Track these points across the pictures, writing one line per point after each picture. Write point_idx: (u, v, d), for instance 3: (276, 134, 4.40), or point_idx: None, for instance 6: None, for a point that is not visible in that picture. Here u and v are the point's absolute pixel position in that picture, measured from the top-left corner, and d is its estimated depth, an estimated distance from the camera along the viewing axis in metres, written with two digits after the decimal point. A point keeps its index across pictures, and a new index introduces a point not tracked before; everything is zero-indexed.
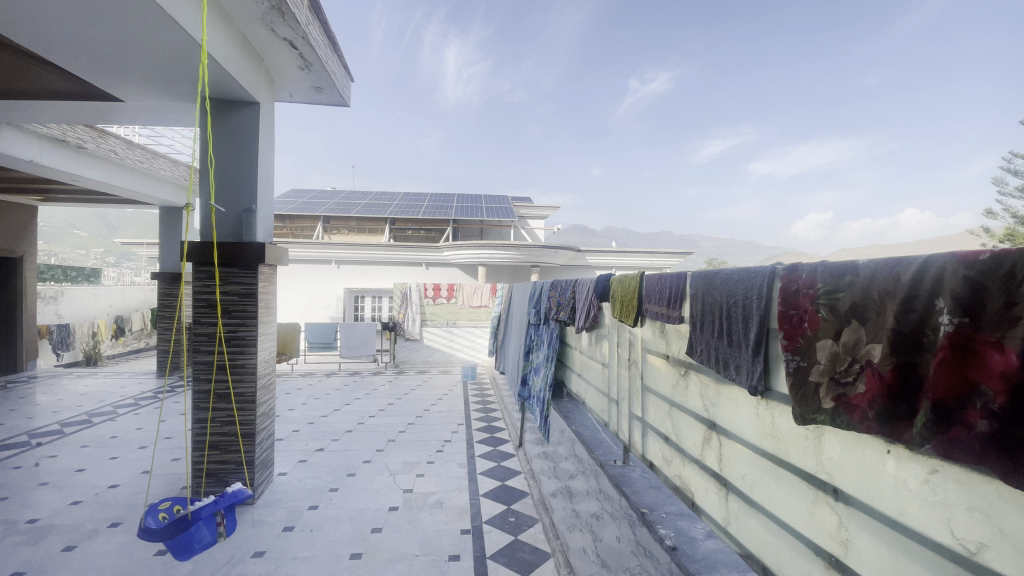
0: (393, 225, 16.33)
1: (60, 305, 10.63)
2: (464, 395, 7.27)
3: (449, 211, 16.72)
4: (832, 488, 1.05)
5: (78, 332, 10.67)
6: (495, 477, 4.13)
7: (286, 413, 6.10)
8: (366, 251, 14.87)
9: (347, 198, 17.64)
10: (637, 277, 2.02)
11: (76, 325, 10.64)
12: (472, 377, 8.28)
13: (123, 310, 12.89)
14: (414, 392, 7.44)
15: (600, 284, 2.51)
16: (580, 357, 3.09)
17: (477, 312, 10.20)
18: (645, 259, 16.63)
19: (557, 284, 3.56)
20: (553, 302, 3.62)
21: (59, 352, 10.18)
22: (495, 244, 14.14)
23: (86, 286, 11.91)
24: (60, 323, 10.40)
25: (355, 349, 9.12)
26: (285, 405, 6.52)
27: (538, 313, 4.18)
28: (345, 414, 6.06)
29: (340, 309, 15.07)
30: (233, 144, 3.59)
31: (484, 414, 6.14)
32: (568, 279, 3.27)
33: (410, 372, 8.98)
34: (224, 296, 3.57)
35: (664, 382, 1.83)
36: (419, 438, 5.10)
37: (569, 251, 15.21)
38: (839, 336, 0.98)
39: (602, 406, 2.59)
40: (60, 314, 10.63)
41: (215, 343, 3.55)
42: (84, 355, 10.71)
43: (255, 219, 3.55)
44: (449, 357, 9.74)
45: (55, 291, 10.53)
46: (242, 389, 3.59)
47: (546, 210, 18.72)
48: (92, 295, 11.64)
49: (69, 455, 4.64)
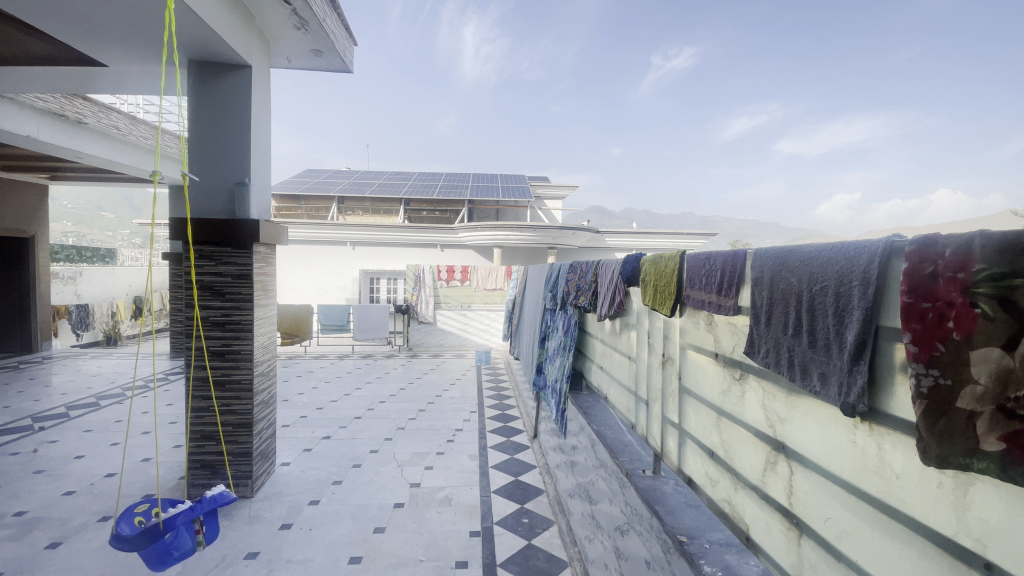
0: (407, 206, 16.06)
1: (79, 285, 10.62)
2: (477, 380, 7.02)
3: (464, 191, 16.38)
4: (981, 561, 0.73)
5: (98, 312, 10.69)
6: (509, 472, 3.86)
7: (295, 398, 5.92)
8: (381, 232, 14.68)
9: (361, 178, 17.39)
10: (678, 256, 1.67)
11: (95, 306, 10.64)
12: (486, 361, 8.03)
13: (142, 291, 12.98)
14: (426, 377, 7.21)
15: (628, 265, 2.16)
16: (603, 347, 2.77)
17: (492, 294, 9.90)
18: (665, 240, 16.09)
19: (576, 265, 3.23)
20: (571, 286, 3.28)
21: (79, 332, 10.17)
22: (511, 225, 13.78)
23: (104, 267, 11.96)
24: (79, 303, 10.39)
25: (367, 332, 8.92)
26: (295, 389, 6.36)
27: (555, 297, 3.87)
28: (354, 399, 5.87)
29: (355, 290, 14.98)
30: (223, 113, 3.29)
31: (498, 401, 5.87)
32: (589, 260, 2.93)
33: (423, 356, 8.78)
34: (217, 277, 3.30)
35: (709, 384, 1.50)
36: (429, 427, 4.85)
37: (587, 232, 14.77)
38: (1016, 346, 0.65)
39: (627, 405, 2.27)
40: (80, 295, 10.71)
41: (210, 327, 3.31)
42: (104, 335, 10.82)
43: (248, 193, 3.27)
44: (464, 341, 9.52)
45: (74, 272, 10.50)
46: (237, 377, 3.35)
47: (564, 189, 18.21)
48: (110, 275, 11.69)
49: (71, 441, 4.55)
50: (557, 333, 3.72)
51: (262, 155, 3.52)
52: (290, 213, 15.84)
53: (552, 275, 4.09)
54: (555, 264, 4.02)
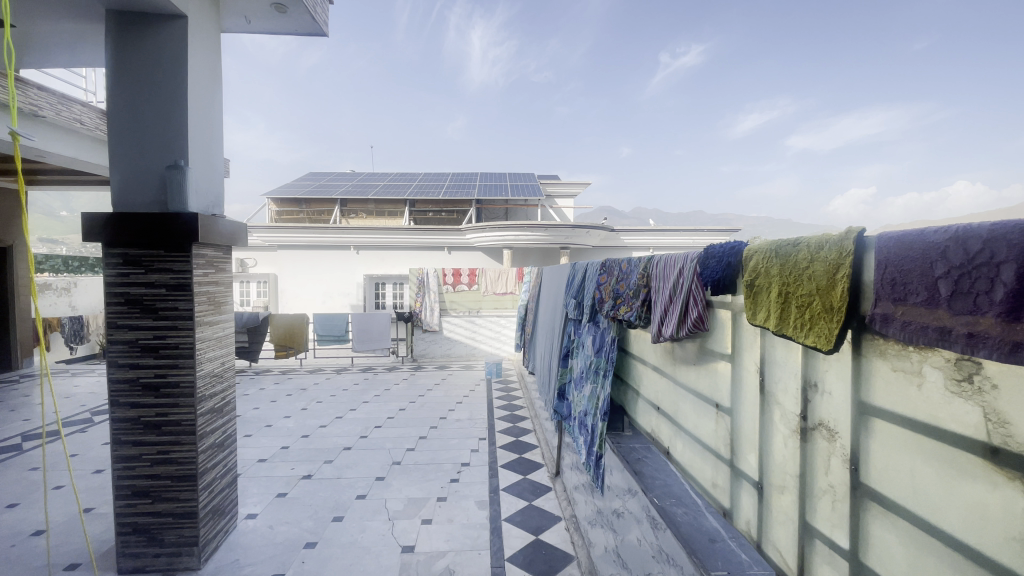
0: (412, 206, 15.33)
1: (72, 296, 10.03)
2: (487, 396, 6.23)
3: (471, 190, 15.66)
4: None
5: (91, 325, 10.10)
6: (527, 527, 3.05)
7: (279, 423, 5.18)
8: (386, 235, 14.00)
9: (365, 180, 16.74)
10: (852, 240, 0.89)
11: (87, 318, 10.05)
12: (497, 374, 7.23)
13: None
14: (430, 392, 6.43)
15: (711, 258, 1.39)
16: (654, 376, 1.98)
17: (502, 299, 9.09)
18: (685, 237, 15.22)
19: (610, 263, 2.46)
20: (605, 292, 2.49)
21: (70, 346, 9.58)
22: (522, 225, 13.01)
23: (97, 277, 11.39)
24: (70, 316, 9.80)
25: (367, 343, 8.17)
26: (282, 412, 5.62)
27: (580, 304, 3.10)
28: (347, 423, 5.12)
29: (360, 296, 14.33)
30: (153, 75, 2.56)
31: (511, 424, 5.07)
32: (631, 256, 2.16)
33: (428, 368, 8.02)
34: (149, 288, 2.57)
35: (961, 510, 0.73)
36: (430, 462, 4.06)
37: (601, 231, 13.95)
38: None
39: (710, 477, 1.49)
40: (75, 307, 10.15)
41: (140, 354, 2.58)
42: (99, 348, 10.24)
43: (185, 179, 2.54)
44: (472, 350, 8.75)
45: (68, 283, 9.93)
46: (176, 417, 2.61)
47: (576, 186, 17.39)
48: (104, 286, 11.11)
49: (10, 483, 3.86)
50: (583, 349, 2.95)
51: (206, 131, 2.79)
52: (292, 217, 15.24)
53: (574, 276, 3.33)
54: (579, 262, 3.26)
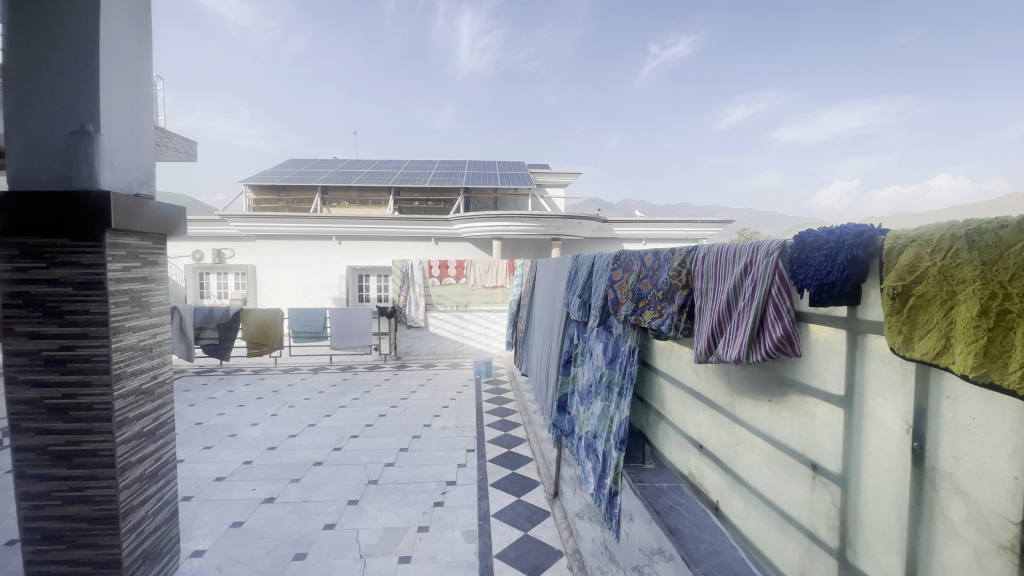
0: (397, 195, 14.73)
1: None
2: (476, 398, 5.75)
3: (459, 178, 15.07)
4: None
5: None
6: (522, 566, 2.60)
7: (244, 433, 4.66)
8: (369, 225, 13.40)
9: (348, 167, 16.05)
10: None
11: None
12: (486, 374, 6.75)
13: None
14: (414, 394, 5.94)
15: (811, 251, 0.95)
16: (691, 403, 1.55)
17: (492, 293, 8.59)
18: (679, 228, 14.85)
19: (627, 255, 2.01)
20: (621, 290, 2.04)
21: None
22: (511, 215, 12.49)
23: None
24: None
25: (347, 340, 7.63)
26: (249, 418, 5.09)
27: (585, 304, 2.65)
28: (320, 432, 4.62)
29: (343, 288, 13.77)
30: (55, 13, 2.01)
31: (503, 432, 4.60)
32: (659, 247, 1.71)
33: (413, 367, 7.53)
34: (51, 287, 2.03)
35: None
36: (411, 481, 3.58)
37: (593, 222, 13.50)
38: None
39: (800, 563, 1.06)
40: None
41: (43, 369, 2.05)
42: None
43: (93, 149, 2.00)
44: (460, 347, 8.27)
45: None
46: (88, 445, 2.07)
47: (567, 176, 16.88)
48: None
49: None
50: (589, 358, 2.51)
51: (129, 93, 2.26)
52: (271, 206, 14.56)
53: (578, 269, 2.89)
54: (584, 254, 2.81)
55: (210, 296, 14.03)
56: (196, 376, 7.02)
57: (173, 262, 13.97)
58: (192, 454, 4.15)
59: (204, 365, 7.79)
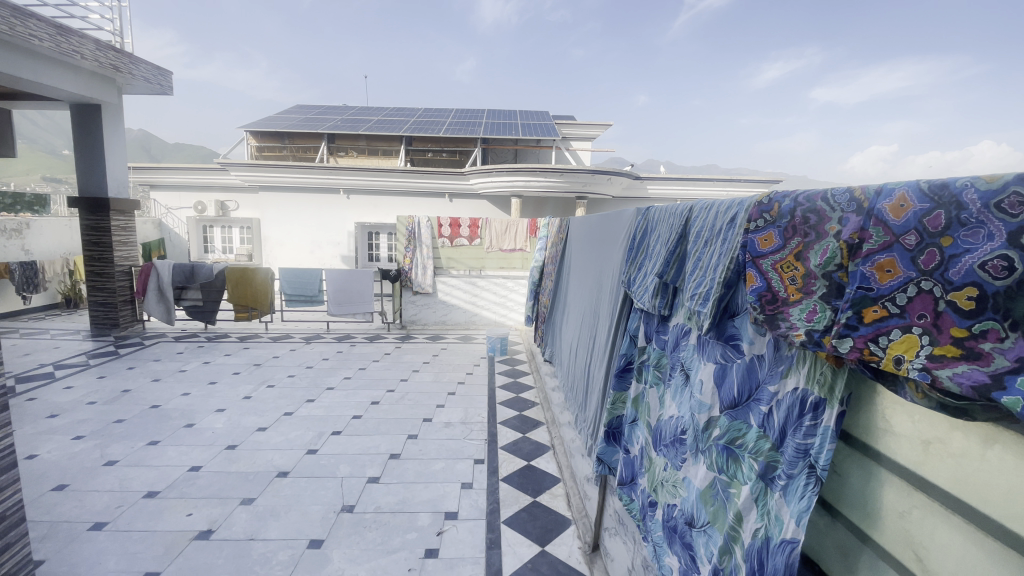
0: (409, 144, 13.50)
1: (27, 239, 9.47)
2: (488, 383, 4.80)
3: (477, 127, 13.75)
4: None
5: (49, 271, 9.68)
6: None
7: (205, 422, 3.82)
8: (378, 178, 12.28)
9: (357, 115, 14.84)
10: None
11: (46, 264, 9.59)
12: (502, 352, 5.80)
13: None
14: (416, 374, 5.02)
15: None
16: None
17: (510, 257, 7.48)
18: (718, 187, 13.47)
19: (811, 204, 0.99)
20: (785, 270, 1.03)
21: (25, 294, 9.14)
22: (533, 168, 11.23)
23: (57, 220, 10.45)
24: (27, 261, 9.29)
25: (345, 306, 6.71)
26: (216, 401, 4.25)
27: (668, 287, 1.64)
28: (294, 425, 3.75)
29: (352, 246, 12.88)
30: None
31: (520, 433, 3.66)
32: (958, 179, 0.70)
33: (419, 339, 6.63)
34: None
35: None
36: (398, 510, 2.67)
37: (624, 178, 12.16)
38: None
39: None
40: (30, 250, 9.58)
41: None
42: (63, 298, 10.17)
43: None
44: (472, 316, 7.33)
45: (19, 224, 9.27)
46: None
47: (594, 128, 15.41)
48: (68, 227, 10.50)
49: None
50: (677, 376, 1.52)
51: None
52: (274, 154, 13.57)
53: (650, 229, 1.87)
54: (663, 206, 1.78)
55: (214, 251, 13.30)
56: (175, 342, 6.23)
57: (176, 213, 13.20)
58: (132, 453, 3.32)
59: (188, 328, 7.00)
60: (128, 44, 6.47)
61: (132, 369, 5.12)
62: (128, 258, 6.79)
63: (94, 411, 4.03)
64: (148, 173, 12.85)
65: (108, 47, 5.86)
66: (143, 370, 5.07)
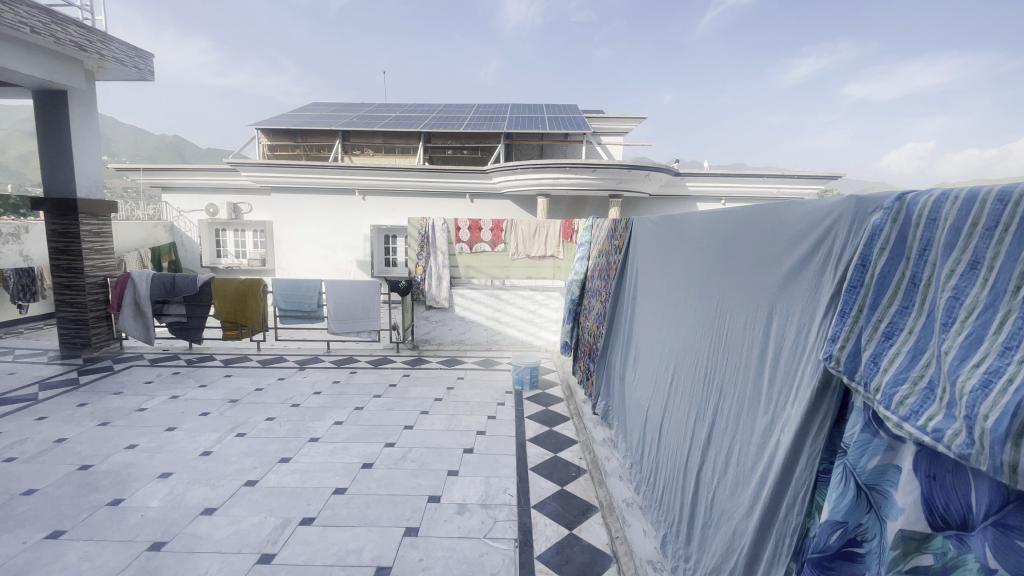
0: (428, 141, 12.55)
1: (26, 244, 8.83)
2: (516, 431, 3.69)
3: (501, 121, 12.70)
4: None
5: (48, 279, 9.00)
6: None
7: (140, 496, 2.84)
8: (396, 177, 11.34)
9: (373, 111, 13.99)
10: None
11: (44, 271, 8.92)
12: (532, 386, 4.67)
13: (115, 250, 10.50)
14: (425, 416, 3.95)
15: None
16: None
17: (539, 265, 6.40)
18: (767, 183, 12.09)
19: None
20: None
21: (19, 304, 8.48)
22: (563, 164, 10.11)
23: None
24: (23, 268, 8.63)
25: (348, 323, 5.73)
26: (166, 460, 3.28)
27: None
28: (254, 506, 2.74)
29: (367, 251, 11.98)
30: None
31: (564, 526, 2.56)
32: None
33: (433, 363, 5.59)
34: None
35: None
36: None
37: (664, 174, 10.94)
38: None
39: None
40: (28, 256, 8.96)
41: None
42: None
43: None
44: (495, 335, 6.26)
45: (17, 229, 8.65)
46: None
47: (626, 122, 14.22)
48: None
49: None
50: None
51: None
52: (287, 153, 12.82)
53: (943, 246, 0.80)
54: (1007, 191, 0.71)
55: (227, 256, 12.58)
56: (150, 367, 5.34)
57: (188, 217, 12.51)
58: (20, 555, 2.35)
59: (172, 349, 6.13)
60: (98, 20, 5.67)
61: (84, 405, 4.22)
62: (102, 268, 5.98)
63: (8, 473, 3.11)
64: (158, 175, 12.20)
65: (73, 22, 5.04)
66: (96, 408, 4.16)
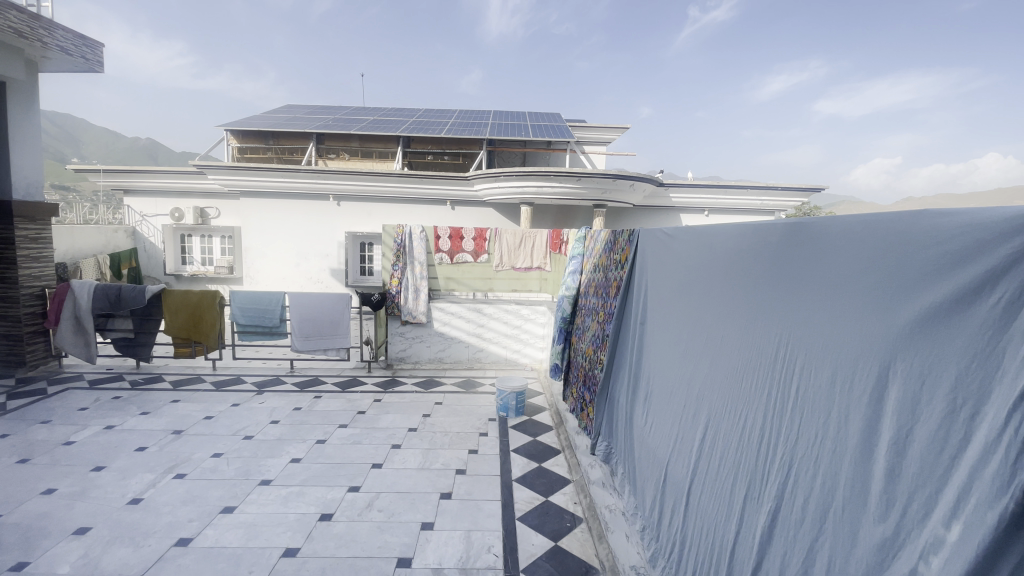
0: (407, 146, 12.09)
1: None
2: (501, 469, 3.26)
3: (483, 127, 12.34)
4: None
5: None
6: None
7: (41, 562, 2.31)
8: (374, 182, 10.82)
9: (351, 114, 13.48)
10: None
11: None
12: (516, 413, 4.24)
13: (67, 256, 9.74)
14: (397, 452, 3.49)
15: None
16: None
17: (524, 277, 6.01)
18: (750, 196, 11.99)
19: None
20: None
21: None
22: (547, 171, 9.77)
23: None
24: None
25: (314, 340, 5.23)
26: (84, 510, 2.74)
27: None
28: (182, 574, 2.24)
29: (342, 258, 11.41)
30: None
31: None
32: None
33: (408, 385, 5.12)
34: None
35: None
36: None
37: (649, 184, 10.70)
38: None
39: None
40: None
41: None
42: None
43: None
44: (476, 353, 5.82)
45: None
46: None
47: (610, 131, 14.04)
48: None
49: None
50: None
51: None
52: (258, 156, 12.21)
53: None
54: None
55: (192, 263, 11.86)
56: (87, 390, 4.74)
57: (151, 221, 11.75)
58: None
59: (117, 368, 5.51)
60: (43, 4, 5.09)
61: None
62: (40, 277, 5.35)
63: None
64: (118, 177, 11.44)
65: (12, 5, 4.46)
66: (12, 443, 3.58)
